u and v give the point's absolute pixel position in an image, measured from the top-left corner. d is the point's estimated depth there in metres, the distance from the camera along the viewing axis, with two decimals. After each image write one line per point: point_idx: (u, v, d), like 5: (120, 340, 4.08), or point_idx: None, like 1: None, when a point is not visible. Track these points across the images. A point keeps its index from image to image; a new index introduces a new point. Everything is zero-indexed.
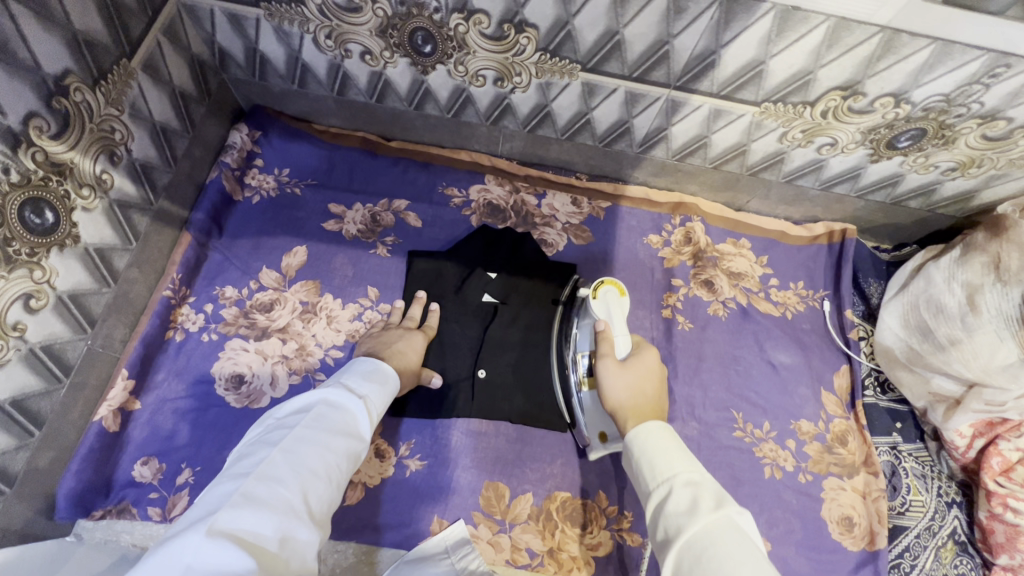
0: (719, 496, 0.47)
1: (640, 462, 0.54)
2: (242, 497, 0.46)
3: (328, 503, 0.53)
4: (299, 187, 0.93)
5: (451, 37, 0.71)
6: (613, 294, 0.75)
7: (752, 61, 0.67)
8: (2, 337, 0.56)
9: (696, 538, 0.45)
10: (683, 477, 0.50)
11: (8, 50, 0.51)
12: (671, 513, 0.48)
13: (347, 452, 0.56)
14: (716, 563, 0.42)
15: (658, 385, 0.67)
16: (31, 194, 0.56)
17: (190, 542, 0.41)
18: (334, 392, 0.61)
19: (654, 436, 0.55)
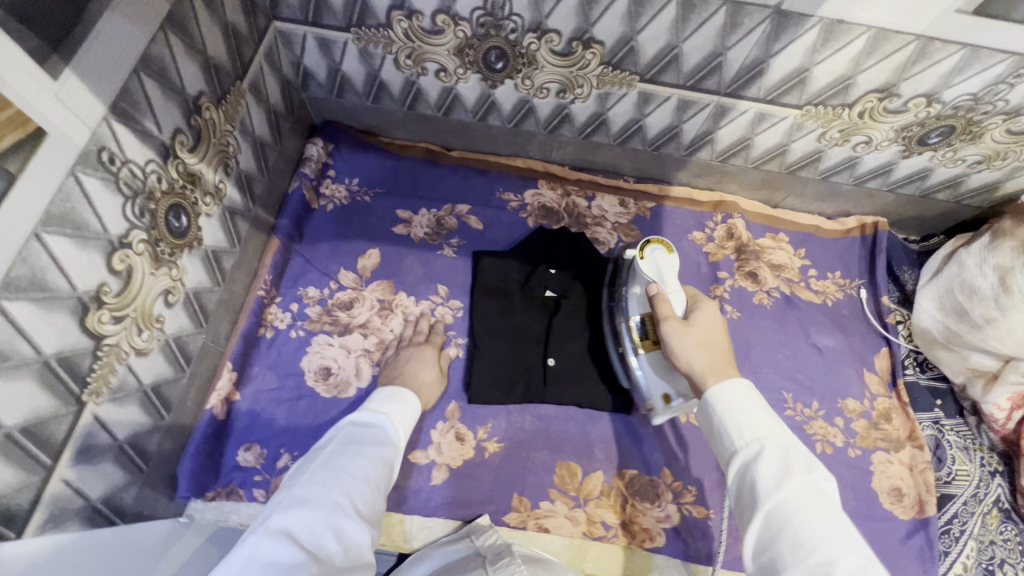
0: (810, 467, 0.53)
1: (725, 422, 0.59)
2: (290, 502, 0.54)
3: (371, 501, 0.59)
4: (369, 196, 1.00)
5: (523, 54, 0.79)
6: (660, 253, 0.79)
7: (798, 68, 0.75)
8: (149, 328, 0.63)
9: (787, 502, 0.50)
10: (777, 443, 0.55)
11: (166, 74, 0.58)
12: (764, 474, 0.53)
13: (381, 456, 0.63)
14: (813, 529, 0.48)
15: (723, 335, 0.73)
16: (175, 200, 0.63)
17: (253, 539, 0.49)
18: (361, 413, 0.68)
19: (741, 400, 0.59)
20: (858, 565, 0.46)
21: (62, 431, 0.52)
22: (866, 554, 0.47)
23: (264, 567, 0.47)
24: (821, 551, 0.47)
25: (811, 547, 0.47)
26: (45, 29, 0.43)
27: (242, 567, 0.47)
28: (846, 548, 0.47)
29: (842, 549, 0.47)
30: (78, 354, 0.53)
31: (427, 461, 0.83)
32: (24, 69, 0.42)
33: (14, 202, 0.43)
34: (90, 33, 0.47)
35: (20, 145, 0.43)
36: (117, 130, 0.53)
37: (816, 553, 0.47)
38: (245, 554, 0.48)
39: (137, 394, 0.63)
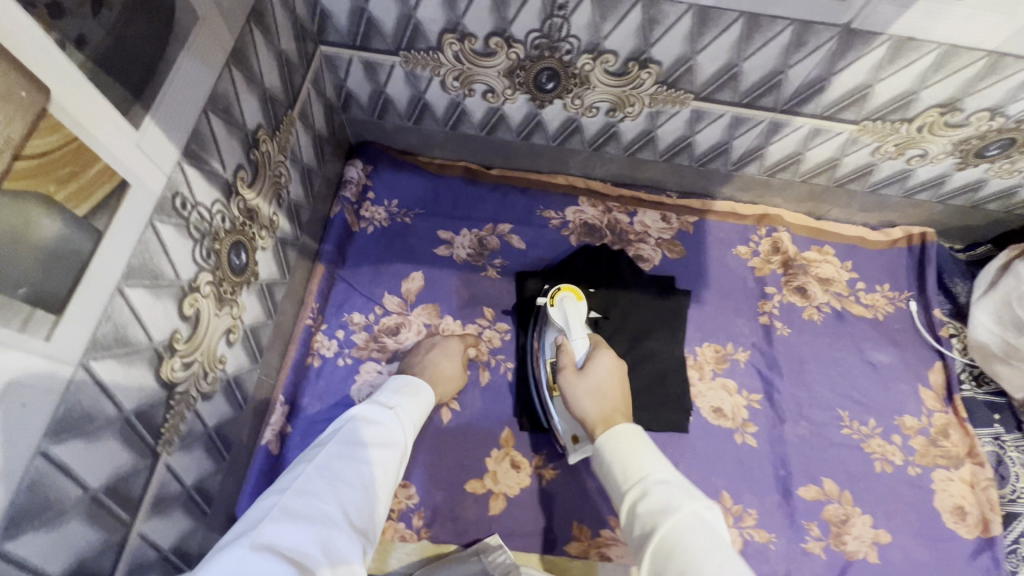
0: (685, 494, 0.54)
1: (613, 464, 0.60)
2: (279, 512, 0.52)
3: (367, 511, 0.57)
4: (409, 217, 0.98)
5: (575, 75, 0.77)
6: (568, 300, 0.82)
7: (860, 85, 0.73)
8: (213, 370, 0.61)
9: (670, 532, 0.51)
10: (653, 477, 0.56)
11: (230, 111, 0.57)
12: (645, 511, 0.54)
13: (381, 462, 0.61)
14: (693, 554, 0.49)
15: (618, 383, 0.75)
16: (236, 238, 0.62)
17: (238, 551, 0.48)
18: (366, 408, 0.66)
19: (626, 438, 0.61)
20: None
21: (139, 485, 0.51)
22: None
23: None
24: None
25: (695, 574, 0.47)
26: (129, 77, 0.41)
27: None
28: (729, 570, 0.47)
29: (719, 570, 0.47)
30: (153, 405, 0.51)
31: (484, 490, 0.82)
32: (110, 122, 0.40)
33: (100, 259, 0.41)
34: (165, 77, 0.45)
35: (106, 201, 0.41)
36: (188, 174, 0.51)
37: None
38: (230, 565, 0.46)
39: (203, 437, 0.61)
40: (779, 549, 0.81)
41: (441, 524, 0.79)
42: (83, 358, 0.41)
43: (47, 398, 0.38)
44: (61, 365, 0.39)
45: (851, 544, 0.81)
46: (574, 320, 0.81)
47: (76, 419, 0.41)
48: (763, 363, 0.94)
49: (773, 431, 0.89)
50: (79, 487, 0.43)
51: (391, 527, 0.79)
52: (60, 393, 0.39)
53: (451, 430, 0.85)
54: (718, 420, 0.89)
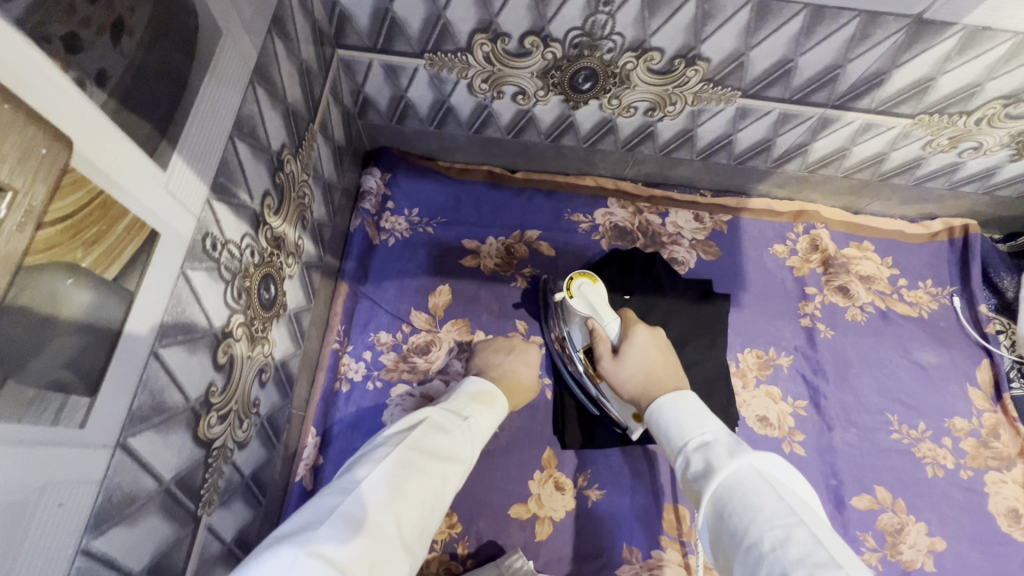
0: (734, 450, 0.48)
1: (665, 438, 0.57)
2: (339, 517, 0.44)
3: (421, 531, 0.49)
4: (431, 226, 0.93)
5: (615, 74, 0.71)
6: (587, 287, 0.77)
7: (923, 78, 0.68)
8: (248, 417, 0.57)
9: (721, 490, 0.46)
10: (698, 441, 0.52)
11: (256, 133, 0.51)
12: (693, 476, 0.50)
13: (445, 476, 0.53)
14: (738, 513, 0.43)
15: (660, 357, 0.69)
16: (265, 271, 0.57)
17: (287, 556, 0.39)
18: (436, 414, 0.59)
19: (670, 409, 0.58)
20: (787, 539, 0.39)
21: (181, 556, 0.46)
22: (805, 524, 0.40)
23: None
24: (748, 534, 0.41)
25: (741, 533, 0.42)
26: (154, 111, 0.36)
27: None
28: (779, 520, 0.41)
29: (771, 523, 0.40)
30: (193, 468, 0.46)
31: (529, 515, 0.78)
32: (137, 165, 0.35)
33: (133, 324, 0.36)
34: (192, 103, 0.40)
35: (136, 257, 0.35)
36: (216, 211, 0.45)
37: (747, 538, 0.41)
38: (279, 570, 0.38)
39: (240, 488, 0.57)
40: None
41: (486, 553, 0.76)
42: (121, 437, 0.36)
43: (85, 491, 0.34)
44: (97, 450, 0.34)
45: (907, 553, 0.79)
46: (599, 305, 0.75)
47: (116, 504, 0.37)
48: (807, 368, 0.90)
49: (821, 439, 0.85)
50: None
51: (435, 558, 0.75)
52: (98, 482, 0.35)
53: (490, 452, 0.82)
54: (764, 429, 0.85)
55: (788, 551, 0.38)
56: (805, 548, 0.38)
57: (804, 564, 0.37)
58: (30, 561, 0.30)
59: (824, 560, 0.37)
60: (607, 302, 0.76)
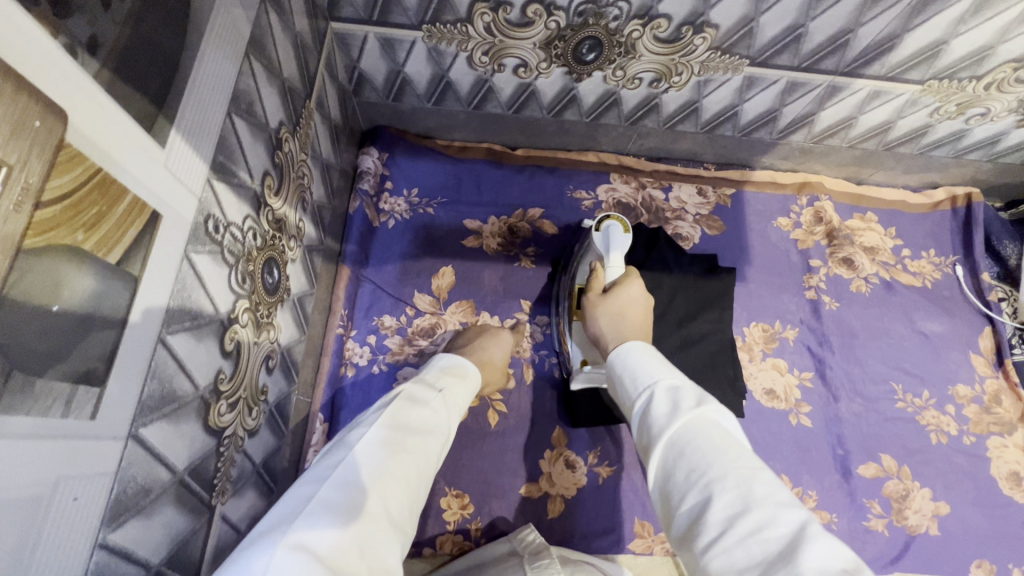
0: (699, 396, 0.46)
1: (625, 379, 0.53)
2: (318, 504, 0.43)
3: (407, 506, 0.49)
4: (431, 207, 0.91)
5: (621, 44, 0.69)
6: (614, 229, 0.74)
7: (935, 41, 0.67)
8: (257, 404, 0.56)
9: (683, 433, 0.43)
10: (665, 384, 0.48)
11: (254, 110, 0.49)
12: (653, 416, 0.46)
13: (424, 452, 0.53)
14: (700, 451, 0.41)
15: (642, 313, 0.67)
16: (268, 255, 0.55)
17: (270, 550, 0.39)
18: (410, 388, 0.58)
19: (638, 354, 0.55)
20: (750, 480, 0.38)
21: (198, 548, 0.45)
22: (766, 469, 0.40)
23: None
24: (710, 471, 0.39)
25: (702, 470, 0.40)
26: (149, 84, 0.34)
27: None
28: (741, 463, 0.39)
29: (735, 466, 0.39)
30: (205, 457, 0.45)
31: (540, 493, 0.78)
32: (135, 143, 0.33)
33: (139, 310, 0.34)
34: (188, 77, 0.37)
35: (138, 241, 0.34)
36: (218, 191, 0.43)
37: (706, 476, 0.39)
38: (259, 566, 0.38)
39: (252, 476, 0.56)
40: (842, 529, 0.79)
41: (499, 532, 0.76)
42: (133, 428, 0.35)
43: (100, 484, 0.32)
44: (110, 442, 0.33)
45: (912, 518, 0.80)
46: (618, 250, 0.73)
47: (132, 496, 0.36)
48: (813, 341, 0.90)
49: (828, 410, 0.86)
50: (140, 568, 0.37)
51: (449, 539, 0.75)
52: (113, 475, 0.33)
53: (499, 433, 0.81)
54: (772, 402, 0.85)
55: (751, 490, 0.37)
56: (766, 489, 0.38)
57: (767, 503, 0.37)
58: (48, 555, 0.29)
59: (787, 501, 0.37)
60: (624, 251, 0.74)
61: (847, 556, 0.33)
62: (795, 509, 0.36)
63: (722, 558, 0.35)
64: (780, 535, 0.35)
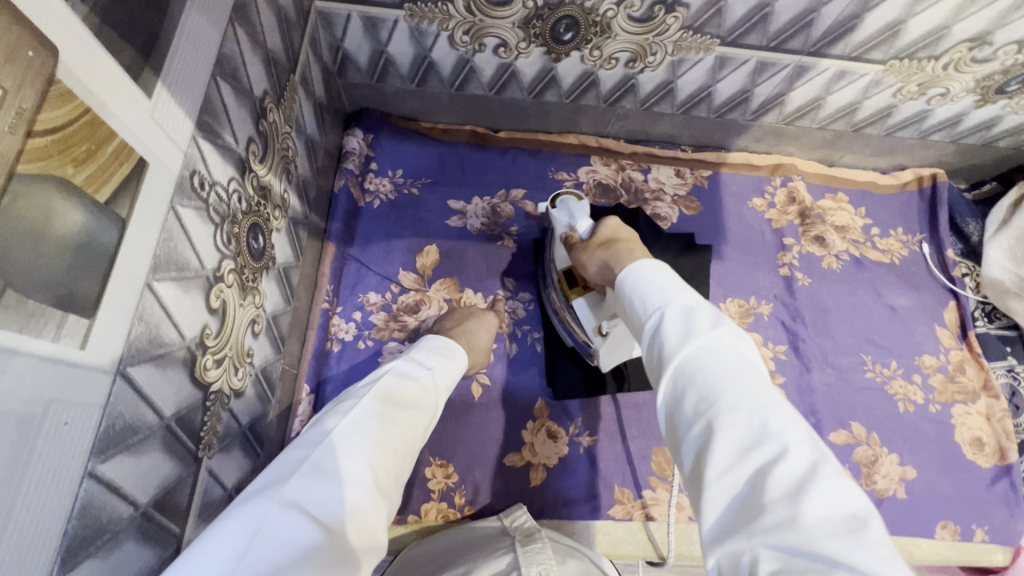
0: (715, 321, 0.44)
1: (632, 295, 0.50)
2: (309, 467, 0.45)
3: (396, 475, 0.51)
4: (416, 187, 0.93)
5: (597, 23, 0.72)
6: (567, 197, 0.76)
7: (894, 21, 0.70)
8: (243, 366, 0.57)
9: (697, 359, 0.41)
10: (678, 304, 0.45)
11: (238, 76, 0.50)
12: (663, 337, 0.44)
13: (414, 425, 0.55)
14: (715, 379, 0.40)
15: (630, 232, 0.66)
16: (253, 220, 0.56)
17: (262, 508, 0.41)
18: (400, 364, 0.60)
19: (647, 275, 0.50)
20: (762, 413, 0.37)
21: (184, 497, 0.47)
22: (778, 401, 0.39)
23: (275, 545, 0.39)
24: (723, 400, 0.38)
25: (711, 399, 0.39)
26: (137, 36, 0.35)
27: (247, 546, 0.38)
28: (753, 394, 0.38)
29: (747, 398, 0.38)
30: (192, 409, 0.47)
31: (523, 462, 0.80)
32: (124, 90, 0.34)
33: (128, 252, 0.36)
34: (173, 34, 0.39)
35: (126, 185, 0.35)
36: (203, 149, 0.45)
37: (717, 404, 0.38)
38: (251, 523, 0.40)
39: (239, 436, 0.58)
40: None
41: (483, 500, 0.78)
42: (121, 366, 0.37)
43: (90, 415, 0.34)
44: (99, 375, 0.34)
45: (881, 482, 0.83)
46: (577, 211, 0.74)
47: (119, 432, 0.37)
48: (786, 315, 0.93)
49: (800, 381, 0.89)
50: (127, 505, 0.39)
51: (434, 507, 0.77)
52: (101, 408, 0.35)
53: (482, 405, 0.83)
54: None
55: (763, 424, 0.37)
56: (778, 420, 0.37)
57: (780, 437, 0.36)
58: (41, 473, 0.30)
59: (801, 436, 0.37)
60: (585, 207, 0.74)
61: (848, 497, 0.33)
62: (803, 444, 0.36)
63: (726, 485, 0.36)
64: (787, 468, 0.35)
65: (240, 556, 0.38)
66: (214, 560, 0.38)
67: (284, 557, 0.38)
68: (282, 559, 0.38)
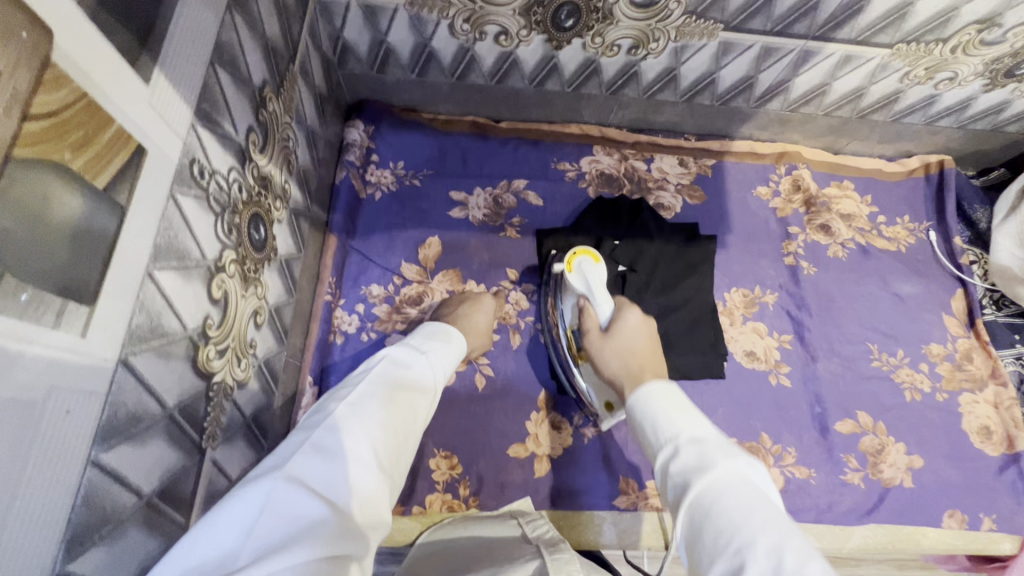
0: (725, 451, 0.47)
1: (643, 425, 0.54)
2: (310, 447, 0.45)
3: (397, 455, 0.50)
4: (417, 179, 0.92)
5: (598, 9, 0.71)
6: (587, 263, 0.77)
7: (901, 3, 0.69)
8: (245, 356, 0.57)
9: (711, 490, 0.45)
10: (689, 434, 0.50)
11: (236, 64, 0.50)
12: (677, 470, 0.48)
13: (412, 407, 0.55)
14: (729, 517, 0.42)
15: (646, 338, 0.70)
16: (254, 210, 0.56)
17: (266, 486, 0.41)
18: (396, 350, 0.60)
19: (655, 398, 0.55)
20: (781, 548, 0.39)
21: (189, 487, 0.47)
22: (798, 535, 0.40)
23: (281, 520, 0.39)
24: (740, 538, 0.40)
25: (730, 535, 0.41)
26: (133, 21, 0.35)
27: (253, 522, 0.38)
28: (771, 528, 0.40)
29: (765, 530, 0.40)
30: (195, 399, 0.47)
31: (527, 453, 0.80)
32: (120, 75, 0.34)
33: (127, 239, 0.36)
34: (169, 20, 0.39)
35: (124, 170, 0.35)
36: (202, 137, 0.45)
37: (736, 541, 0.40)
38: (256, 501, 0.40)
39: (242, 427, 0.58)
40: (820, 483, 0.81)
41: (487, 492, 0.78)
42: (122, 353, 0.37)
43: (91, 402, 0.34)
44: (99, 363, 0.34)
45: (888, 471, 0.83)
46: (595, 285, 0.75)
47: (122, 421, 0.37)
48: (792, 304, 0.92)
49: (806, 370, 0.88)
50: (131, 494, 0.39)
51: (438, 498, 0.77)
52: (103, 395, 0.35)
53: (486, 397, 0.83)
54: (752, 363, 0.88)
55: (784, 559, 0.38)
56: (800, 557, 0.38)
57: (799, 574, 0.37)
58: (43, 459, 0.30)
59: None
60: (604, 283, 0.76)
61: None
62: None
63: None
64: None
65: (249, 529, 0.38)
66: (223, 536, 0.38)
67: (291, 532, 0.38)
68: (289, 533, 0.38)
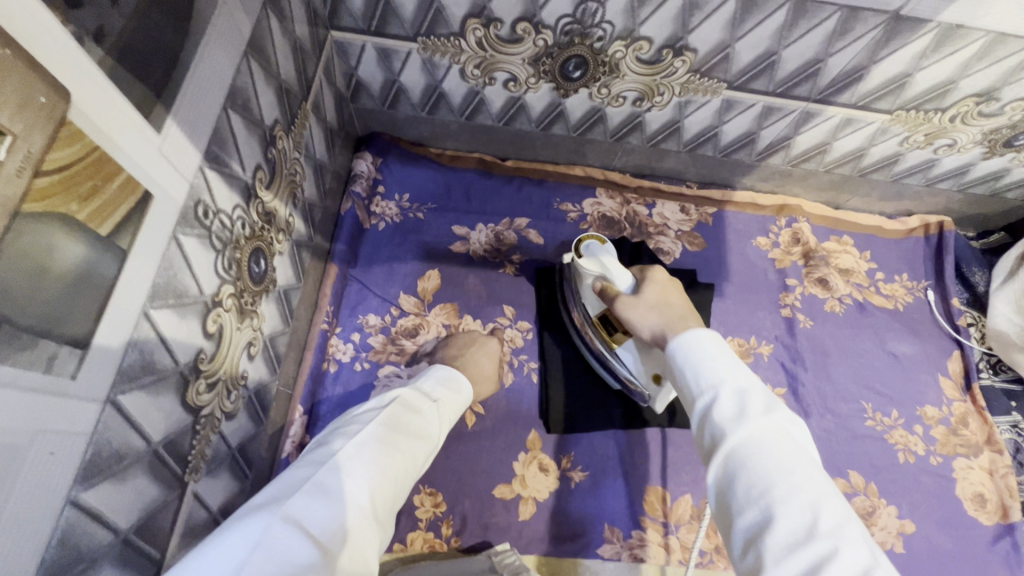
0: (769, 403, 0.45)
1: (687, 372, 0.51)
2: (313, 485, 0.45)
3: (392, 501, 0.50)
4: (422, 212, 0.94)
5: (605, 63, 0.73)
6: (594, 245, 0.75)
7: (900, 74, 0.71)
8: (236, 389, 0.58)
9: (749, 442, 0.42)
10: (732, 384, 0.47)
11: (249, 107, 0.52)
12: (717, 417, 0.45)
13: (415, 456, 0.54)
14: (763, 468, 0.41)
15: (680, 293, 0.67)
16: (256, 244, 0.57)
17: (263, 521, 0.41)
18: (408, 392, 0.59)
19: (701, 348, 0.52)
20: (817, 505, 0.38)
21: (167, 520, 0.47)
22: (834, 495, 0.40)
23: (275, 560, 0.39)
24: (772, 491, 0.39)
25: (764, 488, 0.40)
26: (151, 76, 0.37)
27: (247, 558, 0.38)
28: (807, 485, 0.39)
29: (801, 488, 0.39)
30: (180, 433, 0.47)
31: (513, 495, 0.79)
32: (132, 126, 0.35)
33: (125, 284, 0.37)
34: (185, 73, 0.40)
35: (129, 217, 0.36)
36: (209, 179, 0.46)
37: (770, 495, 0.39)
38: (252, 535, 0.40)
39: (227, 458, 0.58)
40: None
41: (469, 531, 0.77)
42: (111, 394, 0.37)
43: (72, 444, 0.34)
44: (88, 404, 0.35)
45: (878, 535, 0.81)
46: (611, 261, 0.73)
47: (105, 459, 0.38)
48: (786, 357, 0.92)
49: None
50: (108, 531, 0.39)
51: (420, 536, 0.76)
52: (88, 436, 0.35)
53: (475, 434, 0.83)
54: None
55: (820, 519, 0.37)
56: (834, 519, 0.38)
57: (831, 535, 0.37)
58: (22, 503, 0.31)
59: (854, 537, 0.37)
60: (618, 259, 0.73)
61: None
62: (862, 549, 0.36)
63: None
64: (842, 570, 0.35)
65: (239, 566, 0.38)
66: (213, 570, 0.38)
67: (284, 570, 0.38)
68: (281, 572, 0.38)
